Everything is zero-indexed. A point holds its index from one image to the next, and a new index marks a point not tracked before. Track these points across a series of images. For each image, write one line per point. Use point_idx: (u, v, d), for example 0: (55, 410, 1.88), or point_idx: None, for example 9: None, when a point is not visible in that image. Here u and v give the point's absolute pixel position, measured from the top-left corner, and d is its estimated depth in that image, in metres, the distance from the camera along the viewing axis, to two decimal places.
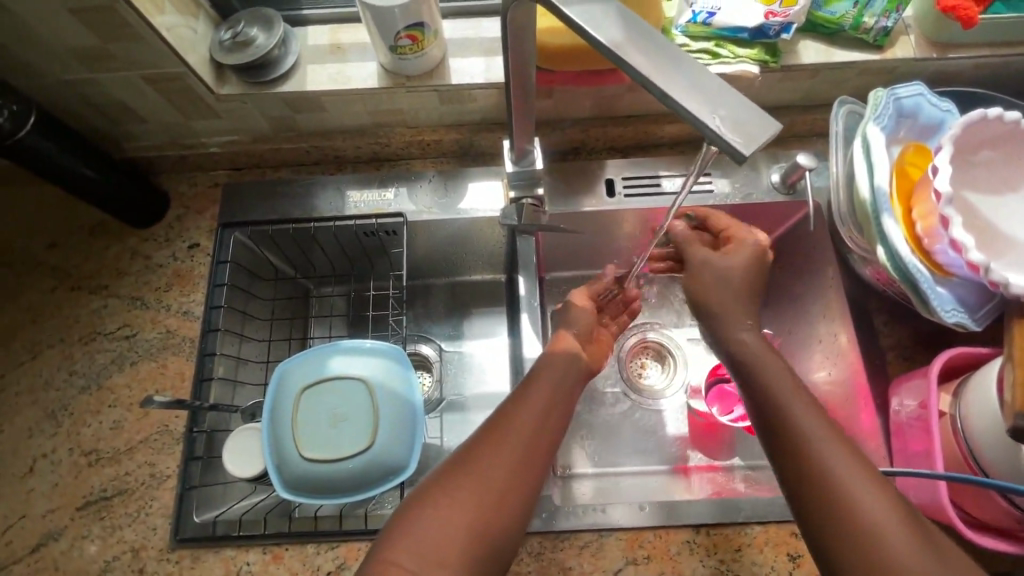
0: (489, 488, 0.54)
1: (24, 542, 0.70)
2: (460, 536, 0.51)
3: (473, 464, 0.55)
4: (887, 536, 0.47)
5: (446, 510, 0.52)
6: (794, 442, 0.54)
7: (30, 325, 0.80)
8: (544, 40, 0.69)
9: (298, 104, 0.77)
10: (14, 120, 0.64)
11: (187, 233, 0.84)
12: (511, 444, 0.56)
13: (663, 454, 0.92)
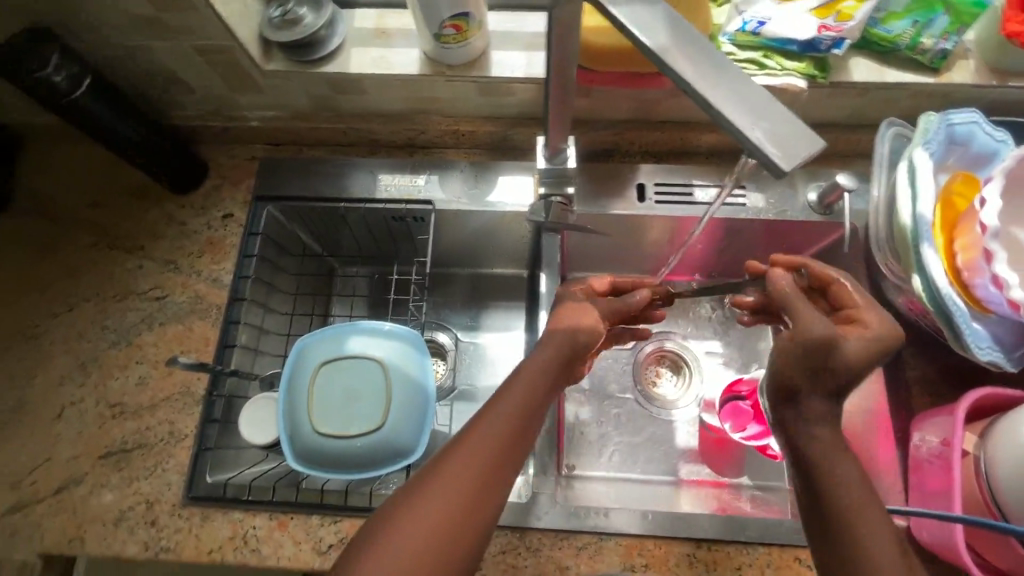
0: (465, 481, 0.52)
1: (48, 484, 0.73)
2: (438, 530, 0.50)
3: (448, 459, 0.54)
4: None
5: (421, 507, 0.51)
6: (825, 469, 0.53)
7: (69, 279, 0.83)
8: (589, 39, 0.69)
9: (339, 84, 0.78)
10: (71, 81, 0.67)
11: (222, 203, 0.86)
12: (485, 434, 0.55)
13: (670, 466, 0.91)
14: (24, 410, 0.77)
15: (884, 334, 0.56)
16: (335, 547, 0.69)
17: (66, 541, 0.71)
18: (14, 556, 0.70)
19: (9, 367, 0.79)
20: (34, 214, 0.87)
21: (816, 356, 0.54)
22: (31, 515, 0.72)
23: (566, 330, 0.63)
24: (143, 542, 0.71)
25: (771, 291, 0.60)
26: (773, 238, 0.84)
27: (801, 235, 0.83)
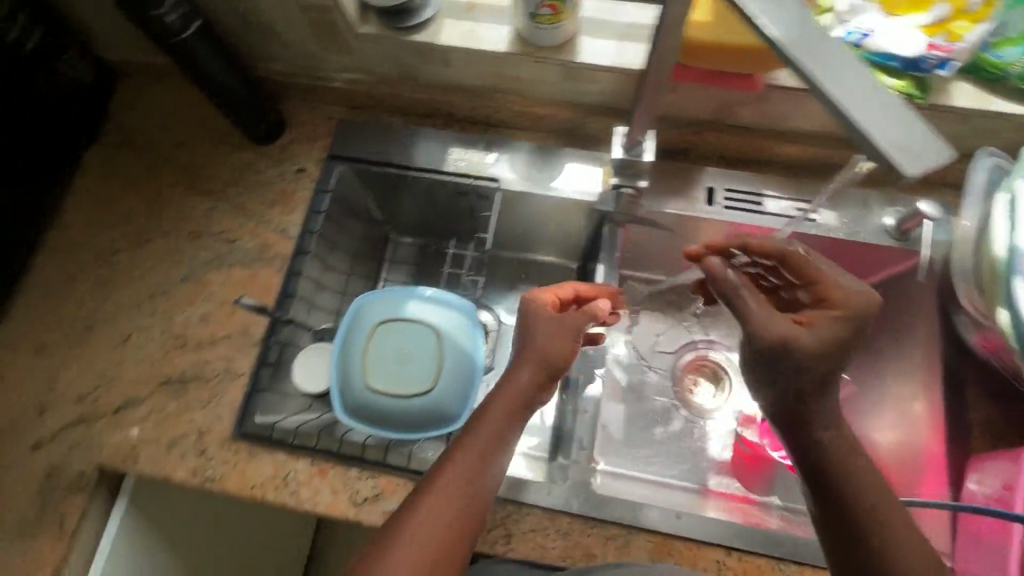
0: (464, 485, 0.55)
1: (110, 402, 0.77)
2: (442, 533, 0.53)
3: (446, 467, 0.56)
4: None
5: (425, 513, 0.54)
6: (837, 468, 0.55)
7: (147, 213, 0.87)
8: (692, 33, 0.67)
9: (426, 54, 0.79)
10: (183, 21, 0.70)
11: (297, 158, 0.89)
12: (480, 438, 0.57)
13: (699, 475, 0.91)
14: (95, 330, 0.81)
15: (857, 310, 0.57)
16: (370, 500, 0.71)
17: (121, 457, 0.75)
18: (73, 463, 0.75)
19: (86, 287, 0.83)
20: (122, 149, 0.91)
21: (776, 355, 0.56)
22: (92, 428, 0.76)
23: (538, 347, 0.61)
24: (191, 469, 0.74)
25: (710, 280, 0.60)
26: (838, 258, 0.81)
27: (871, 259, 0.80)
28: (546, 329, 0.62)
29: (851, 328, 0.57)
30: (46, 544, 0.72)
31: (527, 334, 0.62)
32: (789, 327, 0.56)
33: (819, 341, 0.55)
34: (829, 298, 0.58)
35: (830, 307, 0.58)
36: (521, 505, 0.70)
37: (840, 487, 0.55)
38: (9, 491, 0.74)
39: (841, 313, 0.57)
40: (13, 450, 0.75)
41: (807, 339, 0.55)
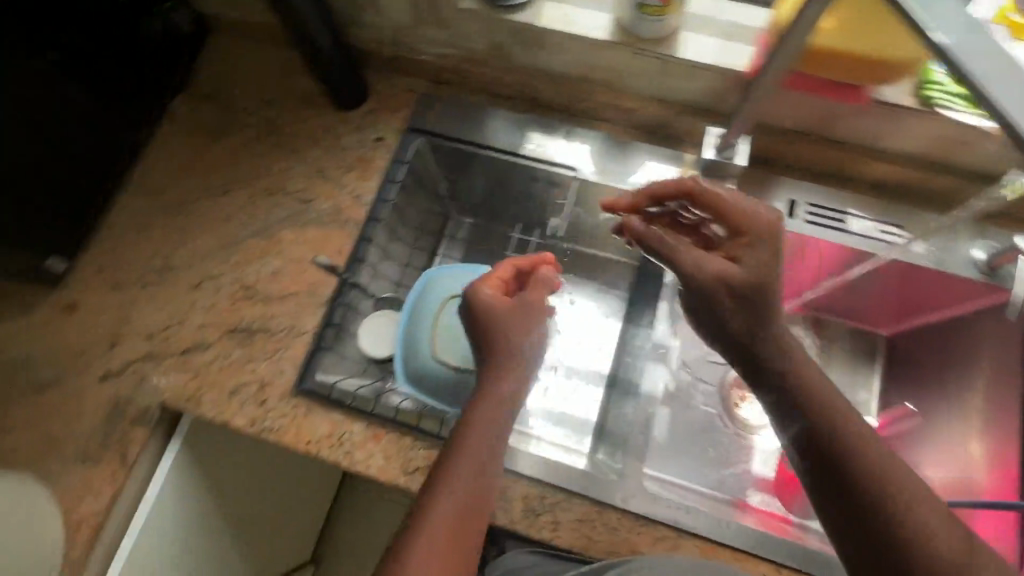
0: (459, 498, 0.57)
1: (178, 343, 0.79)
2: (446, 547, 0.55)
3: (439, 484, 0.58)
4: None
5: (426, 532, 0.55)
6: (855, 481, 0.53)
7: (227, 164, 0.89)
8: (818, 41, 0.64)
9: (522, 35, 0.78)
10: None
11: (376, 126, 0.89)
12: (466, 447, 0.59)
13: (731, 486, 0.90)
14: (169, 272, 0.83)
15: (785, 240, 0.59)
16: (421, 470, 0.72)
17: (184, 398, 0.77)
18: (138, 398, 0.77)
19: (164, 231, 0.86)
20: (208, 100, 0.93)
21: (707, 295, 0.61)
22: (159, 367, 0.78)
23: (517, 346, 0.63)
24: (250, 417, 0.76)
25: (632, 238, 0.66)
26: (917, 288, 0.81)
27: (950, 291, 0.78)
28: (515, 332, 0.64)
29: (762, 246, 0.60)
30: (107, 473, 0.74)
31: (498, 340, 0.63)
32: (716, 266, 0.60)
33: (732, 266, 0.60)
34: (739, 225, 0.61)
35: (742, 235, 0.61)
36: (570, 494, 0.70)
37: (865, 511, 0.52)
38: (76, 417, 0.76)
39: (751, 238, 0.60)
40: (82, 378, 0.78)
41: (716, 266, 0.60)
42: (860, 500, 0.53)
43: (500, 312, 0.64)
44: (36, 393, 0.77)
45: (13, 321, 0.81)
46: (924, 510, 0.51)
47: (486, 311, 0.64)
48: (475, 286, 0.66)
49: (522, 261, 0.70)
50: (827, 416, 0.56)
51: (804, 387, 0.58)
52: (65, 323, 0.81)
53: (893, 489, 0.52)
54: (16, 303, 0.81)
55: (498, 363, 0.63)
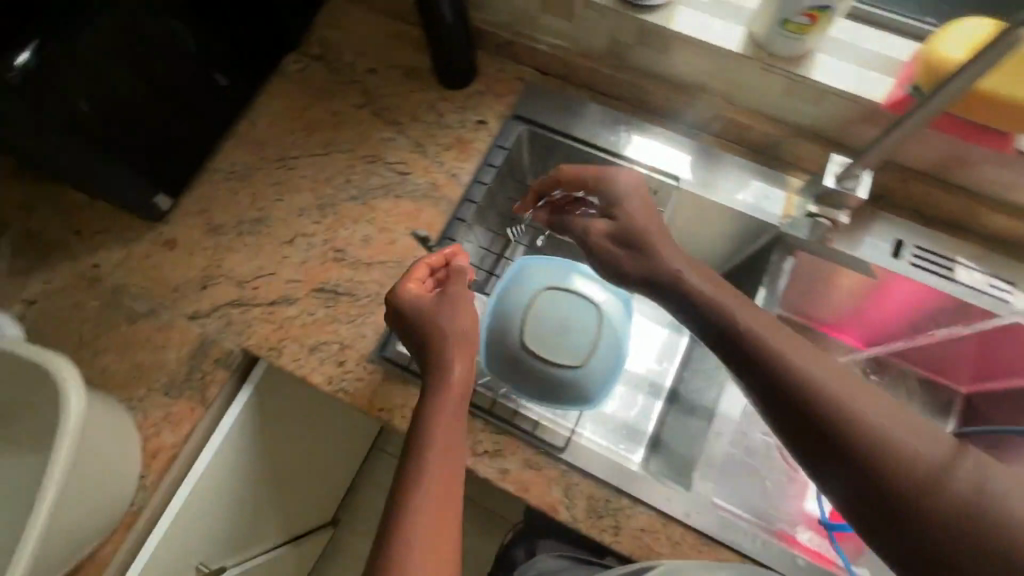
0: (439, 478, 0.62)
1: (266, 294, 0.81)
2: (437, 523, 0.60)
3: (418, 464, 0.63)
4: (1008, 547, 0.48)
5: (414, 513, 0.60)
6: (842, 443, 0.53)
7: (330, 126, 0.90)
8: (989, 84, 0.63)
9: (648, 37, 0.78)
10: None
11: (480, 109, 0.89)
12: (439, 426, 0.65)
13: (765, 515, 0.87)
14: (263, 224, 0.85)
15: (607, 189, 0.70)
16: (489, 454, 0.73)
17: (266, 348, 0.79)
18: (222, 341, 0.79)
19: (262, 183, 0.88)
20: (318, 61, 0.95)
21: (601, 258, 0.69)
22: (245, 314, 0.80)
23: (454, 332, 0.68)
24: (327, 376, 0.77)
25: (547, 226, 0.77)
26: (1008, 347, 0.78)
27: None
28: (448, 320, 0.69)
29: (633, 208, 0.68)
30: (187, 408, 0.77)
31: (438, 334, 0.68)
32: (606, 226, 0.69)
33: (608, 228, 0.69)
34: (612, 196, 0.70)
35: (616, 203, 0.69)
36: (635, 502, 0.70)
37: (846, 463, 0.53)
38: (163, 350, 0.79)
39: (618, 202, 0.69)
40: (174, 314, 0.81)
41: (596, 229, 0.69)
42: (840, 451, 0.53)
43: (426, 306, 0.70)
44: (131, 322, 0.81)
45: (117, 250, 0.85)
46: (901, 440, 0.52)
47: (415, 308, 0.70)
48: (398, 288, 0.71)
49: (438, 260, 0.74)
50: (791, 380, 0.56)
51: (761, 355, 0.58)
52: (163, 259, 0.84)
53: (868, 430, 0.53)
54: (121, 233, 0.85)
55: (443, 347, 0.68)
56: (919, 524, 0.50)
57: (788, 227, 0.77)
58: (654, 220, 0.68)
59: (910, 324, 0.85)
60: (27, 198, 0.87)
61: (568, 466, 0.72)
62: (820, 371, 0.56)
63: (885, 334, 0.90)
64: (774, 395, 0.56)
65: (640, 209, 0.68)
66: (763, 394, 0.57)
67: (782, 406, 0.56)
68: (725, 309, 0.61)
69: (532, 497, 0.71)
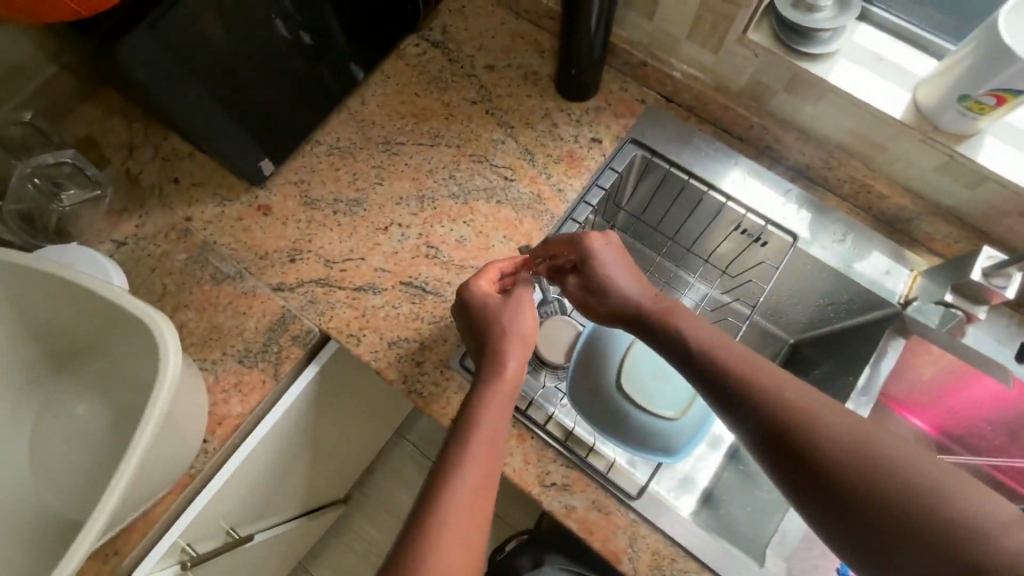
0: (478, 470, 0.55)
1: (354, 278, 0.80)
2: (473, 514, 0.52)
3: (458, 444, 0.56)
4: (976, 518, 0.43)
5: (450, 497, 0.52)
6: (802, 434, 0.50)
7: (441, 117, 0.88)
8: None
9: (798, 85, 0.74)
10: None
11: (597, 126, 0.86)
12: (486, 415, 0.58)
13: None
14: (360, 207, 0.84)
15: (569, 248, 0.68)
16: (557, 487, 0.70)
17: (345, 333, 0.77)
18: (303, 318, 0.78)
19: (365, 164, 0.86)
20: (438, 48, 0.92)
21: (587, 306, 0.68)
22: (330, 295, 0.79)
23: (517, 332, 0.65)
24: (402, 374, 0.75)
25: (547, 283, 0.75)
26: None
27: None
28: (511, 322, 0.66)
29: (605, 265, 0.66)
30: (258, 380, 0.75)
31: (496, 332, 0.65)
32: (580, 282, 0.68)
33: (580, 281, 0.68)
34: (578, 254, 0.67)
35: (584, 259, 0.67)
36: (703, 567, 0.68)
37: (859, 515, 0.47)
38: (243, 317, 0.78)
39: (584, 259, 0.67)
40: (258, 282, 0.80)
41: (569, 286, 0.69)
42: (847, 500, 0.47)
43: (492, 306, 0.66)
44: (215, 281, 0.80)
45: (210, 206, 0.84)
46: (921, 482, 0.46)
47: (481, 305, 0.66)
48: (469, 285, 0.68)
49: (510, 265, 0.71)
50: (786, 421, 0.51)
51: (752, 392, 0.54)
52: (256, 224, 0.83)
53: (844, 435, 0.49)
54: (218, 190, 0.85)
55: (500, 346, 0.64)
56: (906, 545, 0.44)
57: (916, 311, 0.73)
58: (627, 272, 0.67)
59: (1010, 427, 0.79)
60: (131, 138, 0.86)
61: (638, 516, 0.69)
62: (817, 408, 0.51)
63: (974, 433, 0.85)
64: (767, 441, 0.52)
65: (615, 264, 0.67)
66: (756, 439, 0.53)
67: (758, 426, 0.53)
68: (713, 347, 0.58)
69: (595, 541, 0.68)
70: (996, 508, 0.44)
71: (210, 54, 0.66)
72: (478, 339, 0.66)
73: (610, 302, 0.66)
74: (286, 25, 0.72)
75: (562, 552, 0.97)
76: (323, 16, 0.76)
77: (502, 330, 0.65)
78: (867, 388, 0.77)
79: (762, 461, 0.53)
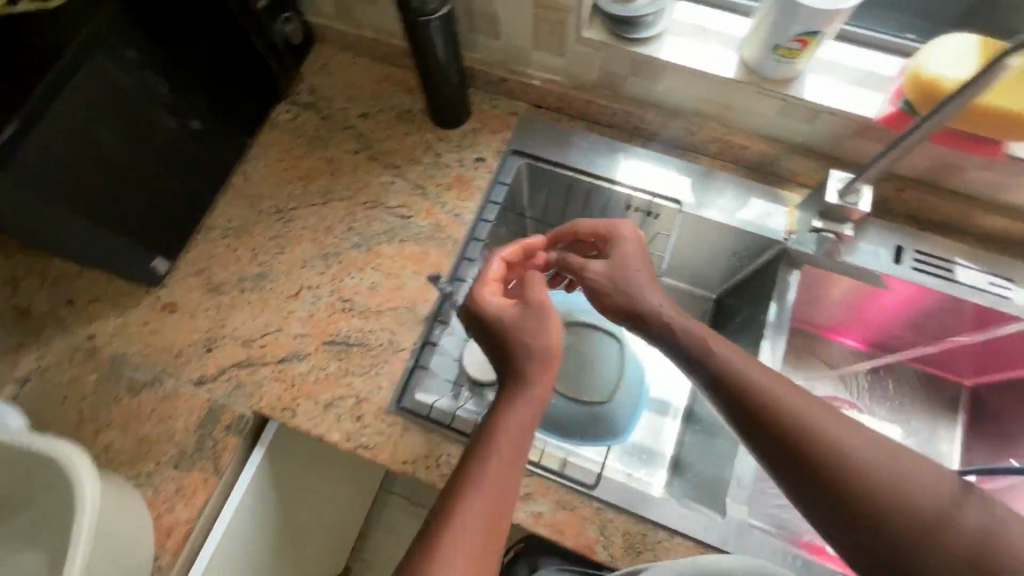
0: (495, 486, 0.55)
1: (274, 351, 0.79)
2: (484, 532, 0.53)
3: (477, 462, 0.56)
4: (934, 509, 0.51)
5: (465, 514, 0.53)
6: (796, 428, 0.55)
7: (327, 175, 0.90)
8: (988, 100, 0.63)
9: (641, 68, 0.80)
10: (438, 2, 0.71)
11: (477, 146, 0.89)
12: (506, 435, 0.57)
13: (791, 528, 0.78)
14: (266, 279, 0.83)
15: (604, 237, 0.71)
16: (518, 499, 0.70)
17: (278, 408, 0.76)
18: (232, 404, 0.77)
19: (261, 238, 0.86)
20: (309, 109, 0.94)
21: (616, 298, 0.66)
22: (255, 374, 0.78)
23: (543, 345, 0.61)
24: (345, 433, 0.75)
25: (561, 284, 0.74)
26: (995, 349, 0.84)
27: None
28: (535, 333, 0.62)
29: (634, 255, 0.68)
30: (200, 479, 0.73)
31: (521, 338, 0.62)
32: (604, 268, 0.68)
33: (610, 270, 0.68)
34: (609, 244, 0.70)
35: (615, 249, 0.69)
36: (674, 534, 0.70)
37: (837, 500, 0.53)
38: (170, 420, 0.76)
39: (615, 249, 0.69)
40: (178, 381, 0.78)
41: (598, 272, 0.68)
42: (831, 488, 0.53)
43: (510, 316, 0.63)
44: (132, 393, 0.77)
45: (112, 318, 0.82)
46: (892, 480, 0.52)
47: (503, 307, 0.64)
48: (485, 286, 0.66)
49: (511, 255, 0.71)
50: (783, 422, 0.55)
51: (752, 393, 0.57)
52: (163, 324, 0.81)
53: (833, 435, 0.54)
54: (117, 301, 0.83)
55: (523, 362, 0.61)
56: (877, 528, 0.51)
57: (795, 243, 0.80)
58: (654, 288, 0.66)
59: (911, 323, 0.87)
60: (14, 272, 0.84)
61: (602, 504, 0.71)
62: (811, 409, 0.56)
63: (888, 337, 0.92)
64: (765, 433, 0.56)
65: (642, 259, 0.68)
66: (753, 428, 0.57)
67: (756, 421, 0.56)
68: (716, 352, 0.60)
69: (568, 539, 0.69)
70: (953, 497, 0.52)
71: (68, 178, 0.65)
72: (499, 350, 0.62)
73: (638, 293, 0.65)
74: (173, 114, 0.75)
75: (554, 555, 0.96)
76: (193, 101, 0.78)
77: (522, 343, 0.62)
78: (779, 324, 0.81)
79: (752, 443, 0.57)
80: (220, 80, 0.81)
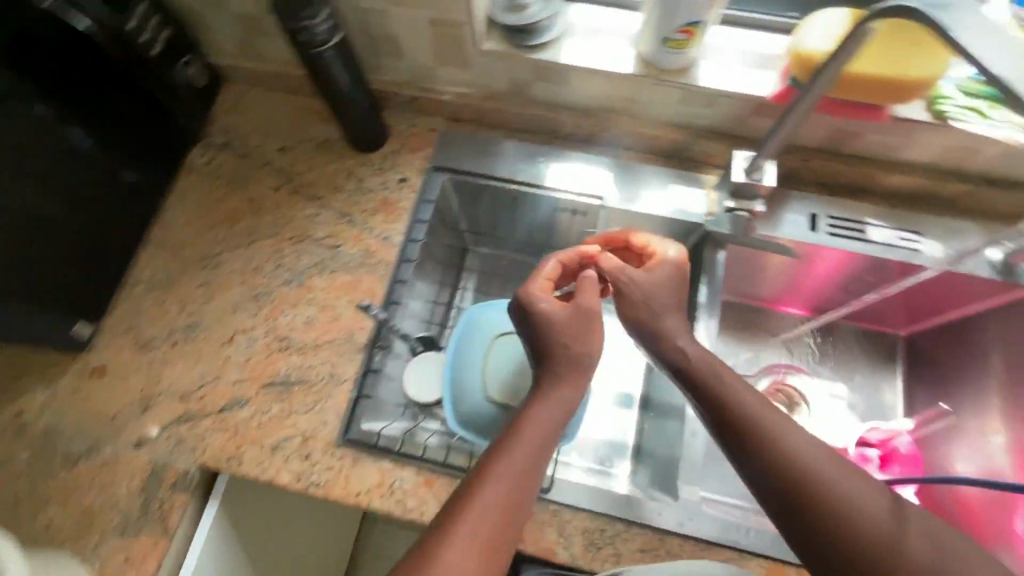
0: (512, 486, 0.56)
1: (214, 401, 0.77)
2: (493, 531, 0.54)
3: (498, 460, 0.57)
4: (897, 540, 0.52)
5: (483, 510, 0.55)
6: (776, 442, 0.56)
7: (251, 214, 0.88)
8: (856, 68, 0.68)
9: (545, 73, 0.81)
10: (330, 31, 0.70)
11: (399, 167, 0.89)
12: (530, 441, 0.59)
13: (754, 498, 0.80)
14: (197, 328, 0.82)
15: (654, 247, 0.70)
16: None
17: (224, 459, 0.74)
18: (175, 462, 0.75)
19: (189, 287, 0.84)
20: (225, 150, 0.93)
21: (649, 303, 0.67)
22: (195, 428, 0.76)
23: (580, 355, 0.63)
24: (295, 474, 0.73)
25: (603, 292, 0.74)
26: (916, 298, 0.88)
27: (954, 296, 0.84)
28: (581, 341, 0.64)
29: (673, 270, 0.68)
30: (149, 544, 0.71)
31: (559, 343, 0.63)
32: (639, 274, 0.68)
33: (647, 281, 0.68)
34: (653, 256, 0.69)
35: (659, 261, 0.68)
36: (633, 524, 0.71)
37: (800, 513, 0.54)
38: (111, 488, 0.73)
39: (660, 260, 0.69)
40: (116, 447, 0.76)
41: (637, 278, 0.68)
42: (797, 502, 0.54)
43: (558, 320, 0.64)
44: (68, 465, 0.75)
45: (39, 391, 0.79)
46: (860, 507, 0.53)
47: (557, 311, 0.64)
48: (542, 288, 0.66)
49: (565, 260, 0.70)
50: (762, 435, 0.57)
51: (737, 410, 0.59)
52: (94, 389, 0.79)
53: (809, 456, 0.56)
54: (42, 372, 0.80)
55: (558, 369, 0.63)
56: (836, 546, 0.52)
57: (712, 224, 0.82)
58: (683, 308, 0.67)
59: (837, 286, 0.90)
60: None
61: (559, 505, 0.71)
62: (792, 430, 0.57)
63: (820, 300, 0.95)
64: (737, 439, 0.58)
65: (678, 275, 0.68)
66: (733, 439, 0.58)
67: (737, 433, 0.58)
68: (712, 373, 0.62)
69: (529, 546, 0.70)
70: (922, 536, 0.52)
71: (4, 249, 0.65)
72: (538, 349, 0.64)
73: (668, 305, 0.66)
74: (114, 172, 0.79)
75: None
76: (122, 159, 0.80)
77: (563, 350, 0.63)
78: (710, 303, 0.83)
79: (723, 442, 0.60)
80: (145, 136, 0.83)
